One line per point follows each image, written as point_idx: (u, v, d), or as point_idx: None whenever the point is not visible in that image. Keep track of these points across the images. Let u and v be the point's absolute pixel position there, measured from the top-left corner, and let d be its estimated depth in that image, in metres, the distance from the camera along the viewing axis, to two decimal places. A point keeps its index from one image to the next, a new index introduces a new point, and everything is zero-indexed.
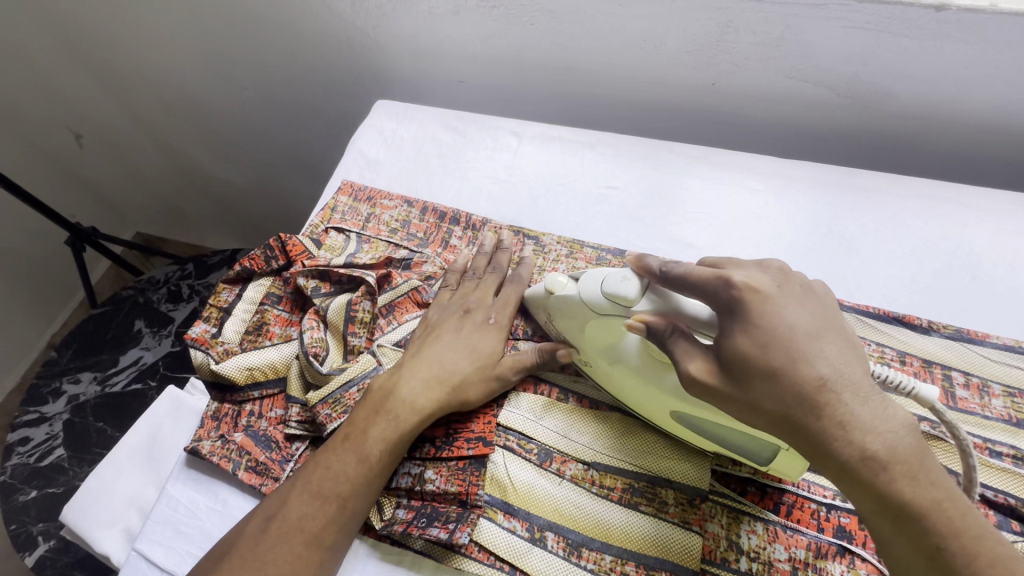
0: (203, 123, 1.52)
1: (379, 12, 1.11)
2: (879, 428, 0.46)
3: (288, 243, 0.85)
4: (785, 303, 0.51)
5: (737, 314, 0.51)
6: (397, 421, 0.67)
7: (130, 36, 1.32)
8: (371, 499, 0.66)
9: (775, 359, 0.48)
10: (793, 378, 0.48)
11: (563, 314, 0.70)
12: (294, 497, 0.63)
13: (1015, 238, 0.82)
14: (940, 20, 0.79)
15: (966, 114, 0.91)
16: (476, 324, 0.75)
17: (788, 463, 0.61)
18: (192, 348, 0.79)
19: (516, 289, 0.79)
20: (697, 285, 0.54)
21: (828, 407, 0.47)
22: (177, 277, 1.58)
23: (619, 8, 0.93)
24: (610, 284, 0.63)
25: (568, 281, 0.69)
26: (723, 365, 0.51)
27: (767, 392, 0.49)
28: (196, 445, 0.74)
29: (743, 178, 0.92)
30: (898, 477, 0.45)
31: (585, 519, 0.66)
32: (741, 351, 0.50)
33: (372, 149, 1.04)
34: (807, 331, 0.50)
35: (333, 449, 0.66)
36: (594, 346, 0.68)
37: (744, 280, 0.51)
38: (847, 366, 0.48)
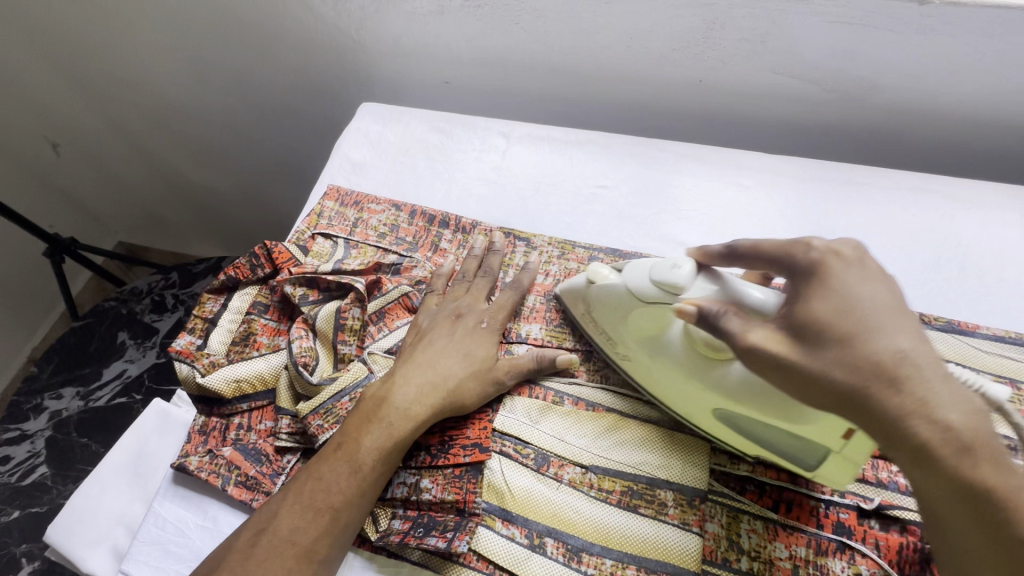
0: (186, 129, 1.49)
1: (363, 14, 1.09)
2: (962, 407, 0.46)
3: (274, 250, 0.84)
4: (865, 271, 0.52)
5: (813, 275, 0.53)
6: (391, 428, 0.66)
7: (109, 41, 1.29)
8: (365, 509, 0.64)
9: (852, 324, 0.49)
10: (866, 347, 0.48)
11: (605, 307, 0.70)
12: (284, 510, 0.62)
13: (1001, 229, 0.83)
14: (923, 13, 0.80)
15: (951, 105, 0.91)
16: (468, 329, 0.74)
17: (837, 470, 0.60)
18: (177, 360, 0.77)
19: (511, 294, 0.78)
20: (775, 256, 0.58)
21: (907, 383, 0.46)
22: (162, 287, 1.55)
23: (605, 6, 0.93)
24: (659, 272, 0.63)
25: (611, 272, 0.69)
26: (796, 331, 0.51)
27: (838, 359, 0.48)
28: (183, 461, 0.72)
29: (734, 175, 0.92)
30: (983, 463, 0.44)
31: (584, 524, 0.65)
32: (818, 315, 0.51)
33: (358, 152, 1.02)
34: (887, 304, 0.51)
35: (325, 459, 0.65)
36: (634, 333, 0.68)
37: (824, 245, 0.55)
38: (923, 343, 0.48)
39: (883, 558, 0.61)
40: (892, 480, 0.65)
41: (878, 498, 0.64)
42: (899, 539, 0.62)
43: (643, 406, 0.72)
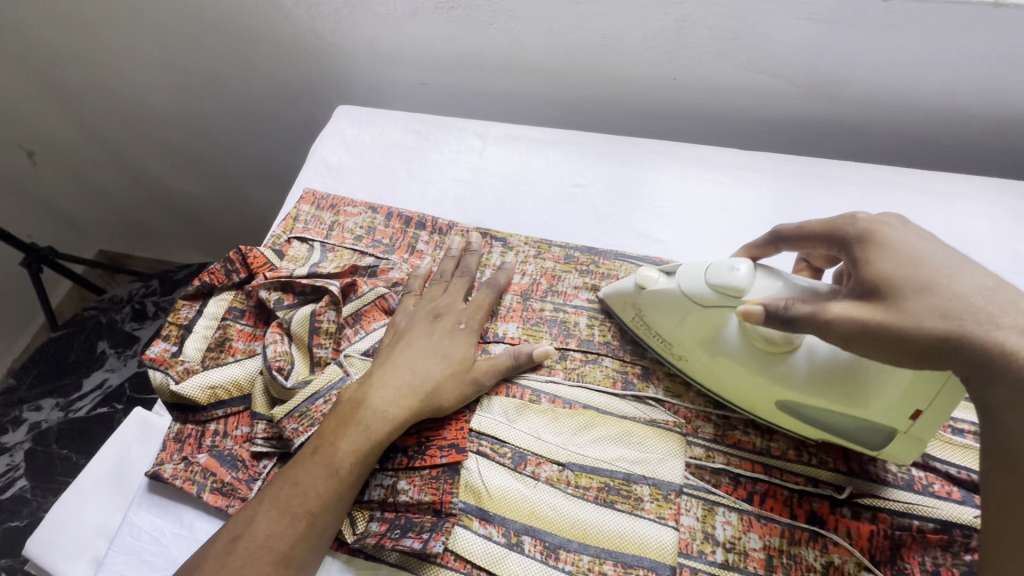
0: (164, 135, 1.47)
1: (337, 16, 1.09)
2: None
3: (250, 255, 0.83)
4: (916, 232, 0.56)
5: (870, 241, 0.56)
6: (369, 431, 0.66)
7: (90, 44, 1.27)
8: (341, 513, 0.64)
9: (926, 277, 0.52)
10: (949, 294, 0.50)
11: (658, 308, 0.70)
12: (260, 516, 0.62)
13: (967, 221, 0.85)
14: (887, 9, 0.81)
15: (917, 98, 0.93)
16: (447, 330, 0.74)
17: (906, 446, 0.61)
18: (151, 368, 0.77)
19: (489, 292, 0.79)
20: (820, 233, 0.61)
21: (1002, 318, 0.48)
22: (142, 294, 1.54)
23: (577, 6, 0.93)
24: (716, 274, 0.63)
25: (660, 274, 0.70)
26: (875, 295, 0.53)
27: (927, 308, 0.50)
28: (157, 469, 0.71)
29: (707, 171, 0.93)
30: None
31: (561, 521, 0.66)
32: (891, 276, 0.53)
33: (334, 155, 1.02)
34: (948, 256, 0.53)
35: (302, 463, 0.65)
36: (692, 335, 0.68)
37: (868, 216, 0.58)
38: (1000, 283, 0.51)
39: (855, 545, 0.62)
40: (864, 468, 0.66)
41: (850, 487, 0.65)
42: (870, 526, 0.63)
43: (618, 402, 0.73)
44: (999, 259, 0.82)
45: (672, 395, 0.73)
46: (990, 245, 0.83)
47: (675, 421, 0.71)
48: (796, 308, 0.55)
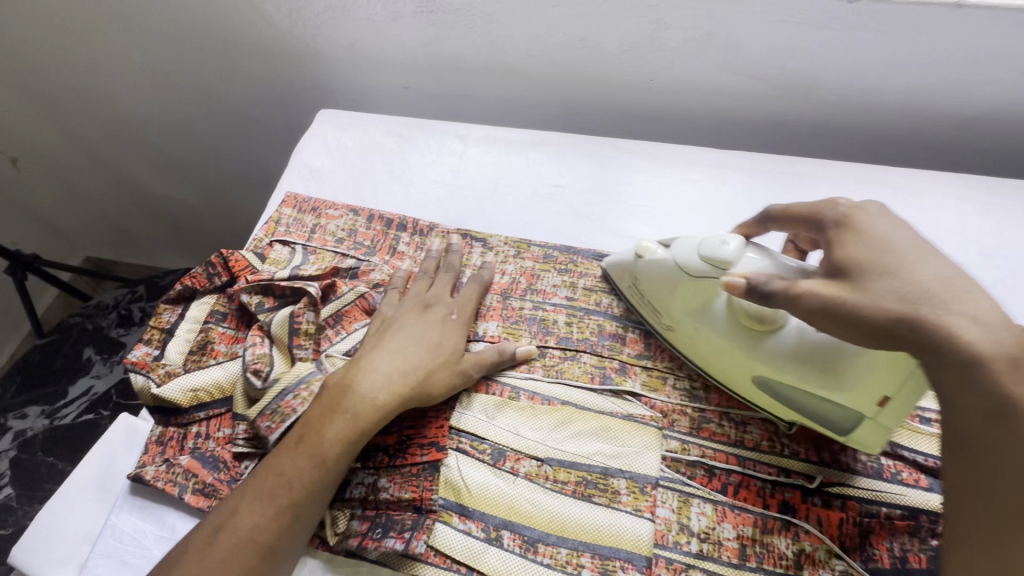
0: (149, 140, 1.47)
1: (317, 21, 1.10)
2: (1013, 330, 0.47)
3: (231, 259, 0.84)
4: (888, 221, 0.58)
5: (845, 224, 0.59)
6: (358, 420, 0.66)
7: (75, 51, 1.26)
8: (323, 503, 0.65)
9: (891, 262, 0.53)
10: (910, 278, 0.51)
11: (652, 278, 0.74)
12: (244, 506, 0.62)
13: (935, 216, 0.87)
14: (854, 11, 0.83)
15: (887, 96, 0.95)
16: (439, 319, 0.76)
17: (873, 434, 0.62)
18: (133, 372, 0.77)
19: (475, 286, 0.81)
20: (804, 215, 0.65)
21: (957, 305, 0.49)
22: (128, 300, 1.54)
23: (553, 10, 0.95)
24: (708, 247, 0.66)
25: (658, 247, 0.74)
26: (841, 275, 0.55)
27: (888, 290, 0.51)
28: (138, 471, 0.72)
29: (683, 170, 0.95)
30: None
31: (540, 515, 0.67)
32: (857, 258, 0.55)
33: (316, 159, 1.02)
34: (914, 245, 0.55)
35: (287, 453, 0.65)
36: (681, 305, 0.72)
37: (848, 203, 0.61)
38: (960, 273, 0.52)
39: (826, 533, 0.64)
40: (834, 458, 0.68)
41: (821, 476, 0.67)
42: (840, 514, 0.64)
43: (595, 397, 0.74)
44: (966, 253, 0.84)
45: (648, 389, 0.75)
46: (957, 240, 0.85)
47: (651, 415, 0.72)
48: (774, 283, 0.57)
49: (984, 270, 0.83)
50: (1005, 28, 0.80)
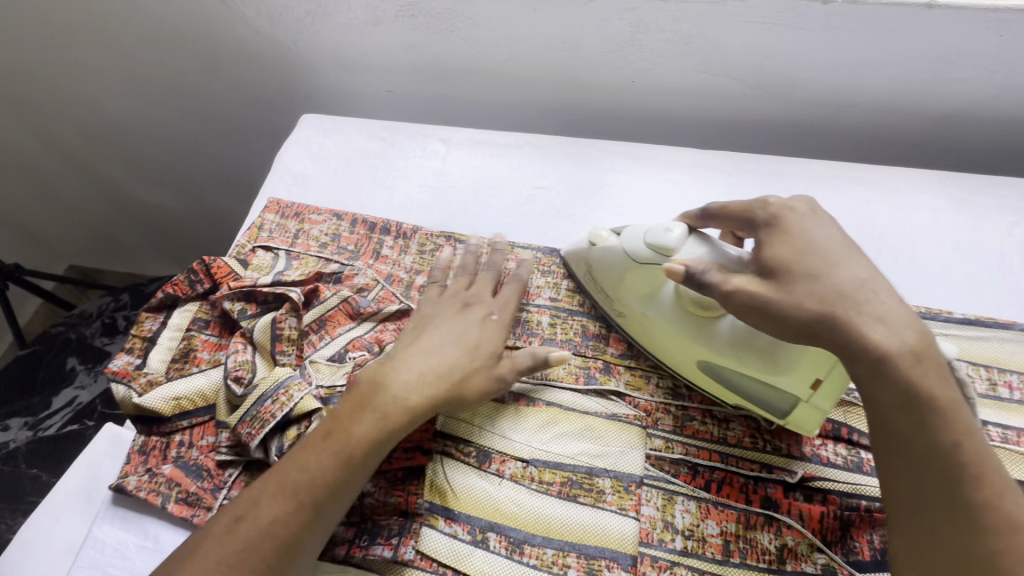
0: (130, 147, 1.46)
1: (298, 25, 1.10)
2: (911, 326, 0.52)
3: (212, 266, 0.84)
4: (814, 220, 0.60)
5: (773, 224, 0.61)
6: (386, 420, 0.63)
7: (52, 57, 1.24)
8: (346, 503, 0.62)
9: (814, 263, 0.56)
10: (832, 280, 0.55)
11: (604, 267, 0.76)
12: (264, 498, 0.60)
13: (911, 212, 0.89)
14: (828, 12, 0.84)
15: (864, 95, 0.97)
16: (477, 319, 0.72)
17: (807, 416, 0.65)
18: (115, 382, 0.76)
19: (516, 286, 0.78)
20: (736, 213, 0.65)
21: (866, 305, 0.53)
22: (113, 309, 1.52)
23: (533, 13, 0.95)
24: (653, 235, 0.67)
25: (610, 234, 0.76)
26: (769, 274, 0.57)
27: (808, 291, 0.55)
28: (121, 482, 0.71)
29: (664, 170, 0.96)
30: (930, 375, 0.51)
31: (526, 516, 0.67)
32: (781, 257, 0.58)
33: (299, 163, 1.02)
34: (836, 245, 0.58)
35: (311, 448, 0.62)
36: (630, 291, 0.74)
37: (779, 201, 0.63)
38: (874, 274, 0.56)
39: (807, 527, 0.65)
40: (815, 453, 0.69)
41: (802, 471, 0.67)
42: (822, 508, 0.65)
43: (579, 397, 0.74)
44: (941, 248, 0.86)
45: (633, 388, 0.75)
46: (932, 236, 0.87)
47: (635, 414, 0.73)
48: (711, 274, 0.60)
49: (959, 264, 0.84)
50: (974, 28, 0.82)
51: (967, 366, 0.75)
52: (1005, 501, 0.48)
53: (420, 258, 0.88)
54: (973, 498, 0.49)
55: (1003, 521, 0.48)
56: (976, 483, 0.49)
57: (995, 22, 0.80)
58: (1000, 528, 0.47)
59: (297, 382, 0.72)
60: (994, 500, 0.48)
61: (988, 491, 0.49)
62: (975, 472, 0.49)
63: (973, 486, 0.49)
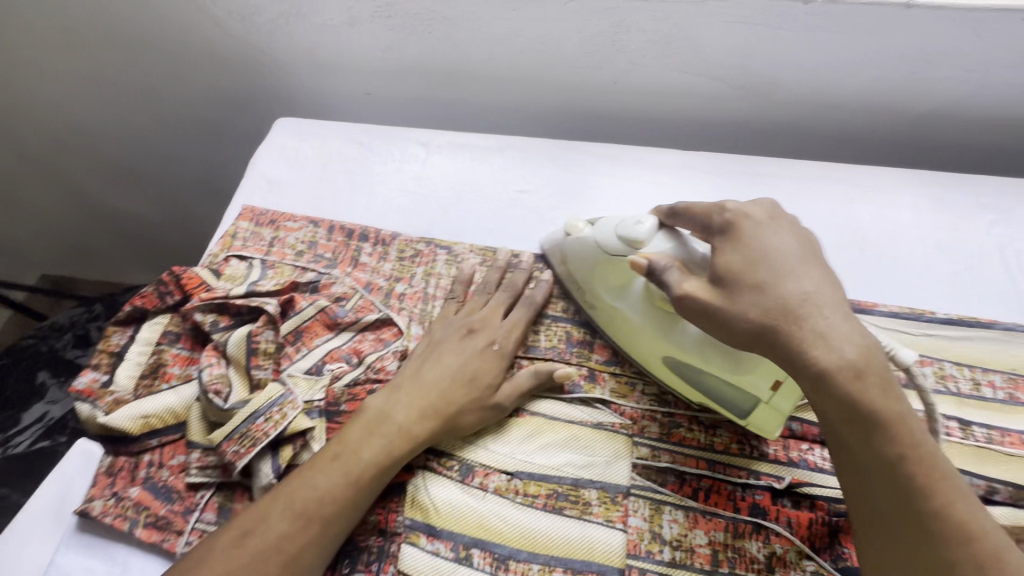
0: (99, 153, 1.40)
1: (272, 26, 1.07)
2: (853, 340, 0.51)
3: (183, 276, 0.81)
4: (769, 228, 0.58)
5: (728, 231, 0.60)
6: (390, 446, 0.64)
7: (16, 60, 1.20)
8: (354, 521, 0.62)
9: (760, 274, 0.55)
10: (777, 292, 0.53)
11: (577, 257, 0.76)
12: (273, 514, 0.59)
13: (894, 211, 0.89)
14: (808, 12, 0.84)
15: (846, 95, 0.97)
16: (478, 348, 0.72)
17: (767, 417, 0.64)
18: (78, 401, 0.73)
19: (526, 311, 0.77)
20: (695, 217, 0.65)
21: (808, 319, 0.52)
22: (86, 320, 1.47)
23: (513, 13, 0.94)
24: (624, 227, 0.68)
25: (586, 226, 0.76)
26: (718, 283, 0.56)
27: (752, 302, 0.54)
28: (86, 507, 0.68)
29: (648, 172, 0.95)
30: (872, 388, 0.49)
31: (511, 531, 0.65)
32: (731, 267, 0.56)
33: (274, 169, 0.99)
34: (786, 254, 0.56)
35: (319, 467, 0.62)
36: (601, 283, 0.73)
37: (737, 207, 0.61)
38: (824, 286, 0.54)
39: (795, 534, 0.64)
40: (801, 457, 0.68)
41: (790, 477, 0.67)
42: (809, 514, 0.64)
43: (565, 406, 0.73)
44: (924, 248, 0.86)
45: (618, 395, 0.74)
46: (915, 235, 0.87)
47: (621, 423, 0.71)
48: (671, 274, 0.60)
49: (941, 264, 0.84)
50: (951, 28, 0.82)
51: (950, 366, 0.74)
52: (955, 509, 0.47)
53: (399, 265, 0.86)
54: (923, 508, 0.47)
55: (954, 530, 0.46)
56: (925, 494, 0.48)
57: (972, 21, 0.81)
58: (952, 537, 0.46)
59: (292, 400, 0.70)
60: (945, 510, 0.47)
61: (939, 501, 0.47)
62: (923, 482, 0.48)
63: (923, 497, 0.48)
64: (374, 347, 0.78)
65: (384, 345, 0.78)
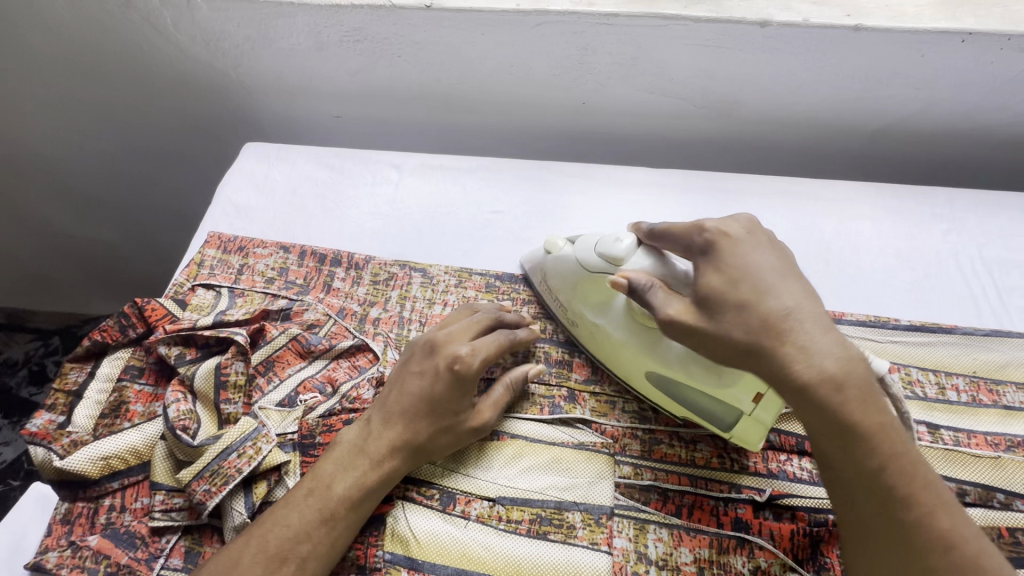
0: (54, 181, 1.34)
1: (238, 51, 1.05)
2: (836, 354, 0.51)
3: (146, 308, 0.76)
4: (752, 246, 0.59)
5: (710, 253, 0.59)
6: (363, 476, 0.62)
7: None
8: (335, 559, 0.60)
9: (744, 291, 0.55)
10: (760, 308, 0.54)
11: (558, 275, 0.77)
12: (246, 558, 0.56)
13: (855, 222, 0.92)
14: (765, 35, 0.87)
15: (804, 113, 1.01)
16: (436, 374, 0.65)
17: (750, 429, 0.65)
18: (31, 444, 0.68)
19: (503, 335, 0.69)
20: (677, 237, 0.64)
21: (791, 334, 0.52)
22: (40, 355, 1.41)
23: (482, 37, 0.94)
24: (604, 245, 0.69)
25: (565, 243, 0.77)
26: (700, 304, 0.57)
27: (734, 321, 0.54)
28: (39, 559, 0.63)
29: (617, 191, 0.96)
30: (852, 402, 0.50)
31: (494, 559, 0.63)
32: (712, 288, 0.57)
33: (242, 195, 0.97)
34: (771, 270, 0.56)
35: (293, 503, 0.60)
36: (584, 300, 0.74)
37: (716, 226, 0.61)
38: (805, 300, 0.54)
39: (778, 546, 0.64)
40: (781, 468, 0.69)
41: (770, 489, 0.67)
42: (791, 526, 0.65)
43: (547, 427, 0.72)
44: (885, 257, 0.89)
45: (598, 415, 0.74)
46: (876, 245, 0.90)
47: (603, 442, 0.71)
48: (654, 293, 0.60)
49: (901, 272, 0.88)
50: (898, 50, 0.87)
51: (916, 371, 0.77)
52: (936, 518, 0.48)
53: (373, 289, 0.85)
54: (903, 517, 0.49)
55: (937, 539, 0.48)
56: (906, 503, 0.49)
57: (916, 43, 0.85)
58: (933, 546, 0.48)
59: (266, 433, 0.67)
60: (926, 519, 0.48)
61: (918, 512, 0.49)
62: (904, 492, 0.49)
63: (904, 506, 0.49)
64: (349, 375, 0.76)
65: (359, 372, 0.76)
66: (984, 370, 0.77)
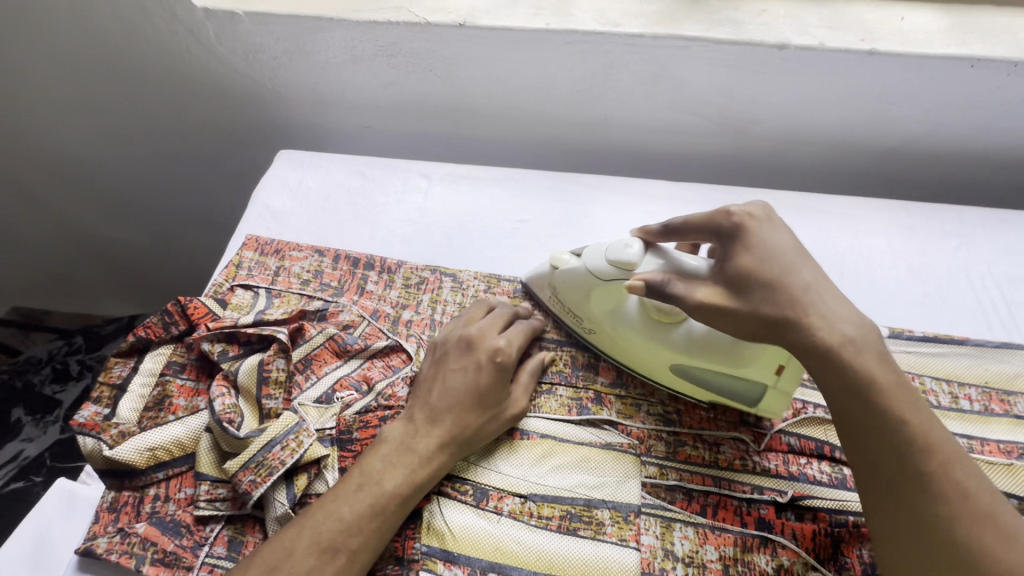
0: (86, 183, 1.38)
1: (275, 63, 1.10)
2: (853, 321, 0.56)
3: (188, 306, 0.79)
4: (775, 227, 0.62)
5: (736, 237, 0.63)
6: (414, 474, 0.64)
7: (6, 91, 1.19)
8: (377, 551, 0.62)
9: (771, 271, 0.59)
10: (788, 284, 0.58)
11: (569, 287, 0.79)
12: (300, 549, 0.59)
13: (868, 237, 0.96)
14: (784, 57, 0.91)
15: (818, 131, 1.05)
16: (478, 364, 0.70)
17: (776, 401, 0.70)
18: (80, 434, 0.70)
19: (525, 326, 0.78)
20: (702, 226, 0.66)
21: (813, 305, 0.57)
22: (64, 353, 1.41)
23: (512, 54, 0.98)
24: (613, 252, 0.71)
25: (570, 256, 0.79)
26: (732, 287, 0.61)
27: (764, 298, 0.58)
28: (89, 545, 0.66)
29: (639, 203, 1.00)
30: (870, 360, 0.55)
31: (527, 554, 0.66)
32: (745, 269, 0.60)
33: (277, 200, 1.01)
34: (792, 249, 0.61)
35: (343, 498, 0.62)
36: (598, 308, 0.76)
37: (741, 210, 0.63)
38: (824, 276, 0.59)
39: (801, 546, 0.66)
40: (801, 471, 0.71)
41: (791, 490, 0.69)
42: (812, 526, 0.67)
43: (575, 427, 0.75)
44: (898, 270, 0.92)
45: (624, 416, 0.76)
46: (889, 259, 0.94)
47: (629, 443, 0.74)
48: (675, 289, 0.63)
49: (914, 284, 0.91)
50: (909, 74, 0.91)
51: (930, 381, 0.80)
52: (954, 468, 0.51)
53: (405, 292, 0.88)
54: (922, 465, 0.51)
55: (953, 485, 0.50)
56: (926, 453, 0.51)
57: (928, 67, 0.89)
58: (953, 493, 0.50)
59: (307, 427, 0.70)
60: (943, 469, 0.51)
61: (936, 460, 0.51)
62: (923, 443, 0.52)
63: (924, 457, 0.51)
64: (384, 374, 0.79)
65: (393, 371, 0.79)
66: (995, 381, 0.79)
